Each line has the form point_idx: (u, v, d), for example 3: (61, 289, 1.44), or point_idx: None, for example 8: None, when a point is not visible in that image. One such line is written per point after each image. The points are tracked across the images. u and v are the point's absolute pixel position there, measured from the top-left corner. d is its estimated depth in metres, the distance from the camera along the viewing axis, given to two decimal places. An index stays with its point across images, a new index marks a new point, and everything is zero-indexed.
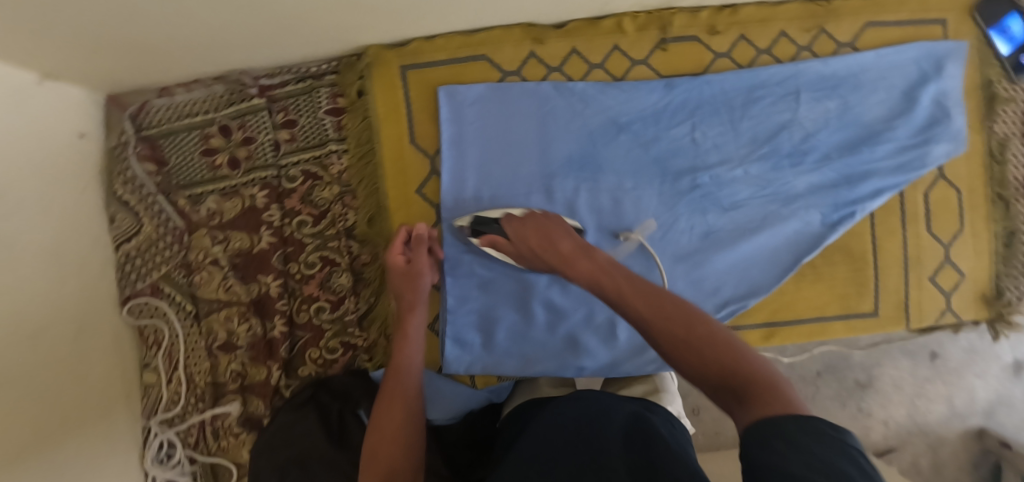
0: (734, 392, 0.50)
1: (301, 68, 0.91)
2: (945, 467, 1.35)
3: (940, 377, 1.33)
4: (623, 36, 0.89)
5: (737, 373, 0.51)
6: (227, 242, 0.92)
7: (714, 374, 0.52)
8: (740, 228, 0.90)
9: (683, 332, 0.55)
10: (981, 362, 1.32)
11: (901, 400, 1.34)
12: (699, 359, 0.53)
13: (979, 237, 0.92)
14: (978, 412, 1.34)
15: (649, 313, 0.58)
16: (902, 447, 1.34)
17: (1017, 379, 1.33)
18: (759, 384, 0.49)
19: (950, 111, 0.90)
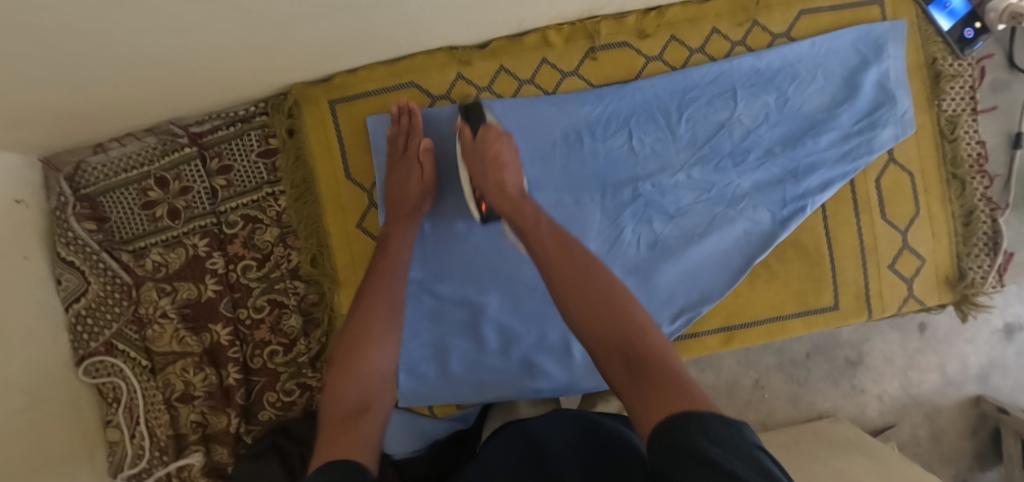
0: (632, 371, 0.57)
1: (230, 113, 0.90)
2: (945, 435, 1.33)
3: (931, 347, 1.31)
4: (550, 49, 0.87)
5: (638, 353, 0.58)
6: (175, 293, 0.92)
7: (615, 350, 0.59)
8: (687, 234, 0.88)
9: (602, 306, 0.62)
10: (969, 328, 1.30)
11: (893, 373, 1.31)
12: (607, 334, 0.60)
13: (936, 218, 0.90)
14: (972, 379, 1.32)
15: (570, 291, 0.64)
16: (899, 421, 1.32)
17: (1008, 342, 1.31)
18: (659, 365, 0.56)
19: (893, 93, 0.88)
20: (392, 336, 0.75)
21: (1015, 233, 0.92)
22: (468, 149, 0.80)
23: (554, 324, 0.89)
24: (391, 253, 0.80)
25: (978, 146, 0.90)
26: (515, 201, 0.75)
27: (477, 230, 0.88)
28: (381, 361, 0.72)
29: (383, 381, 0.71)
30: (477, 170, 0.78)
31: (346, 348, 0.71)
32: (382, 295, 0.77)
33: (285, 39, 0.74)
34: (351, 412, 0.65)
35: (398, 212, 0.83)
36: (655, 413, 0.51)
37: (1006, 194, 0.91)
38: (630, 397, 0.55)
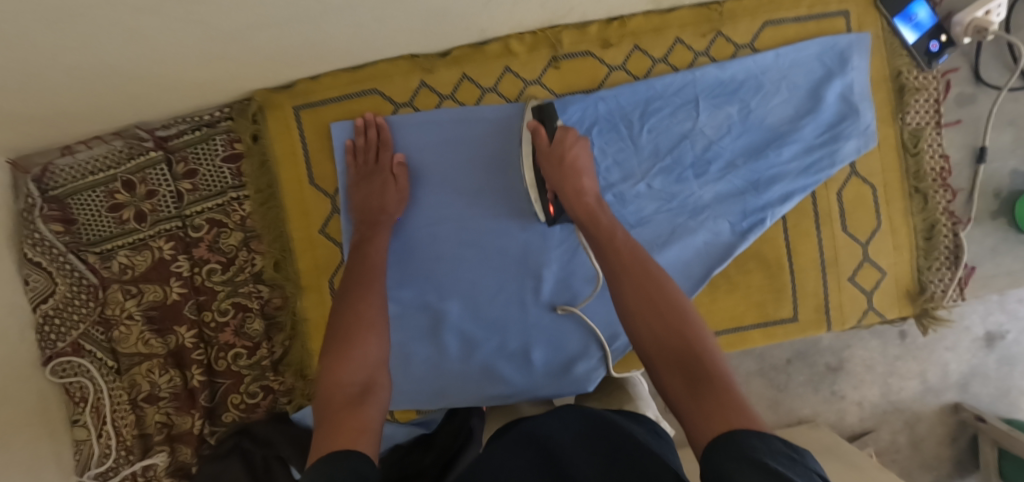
0: (690, 385, 0.59)
1: (195, 118, 0.90)
2: (923, 441, 1.33)
3: (911, 354, 1.31)
4: (514, 57, 0.87)
5: (696, 368, 0.60)
6: (141, 295, 0.93)
7: (676, 366, 0.61)
8: (649, 244, 0.88)
9: (668, 321, 0.64)
10: (950, 336, 1.30)
11: (873, 380, 1.32)
12: (671, 350, 0.62)
13: (898, 231, 0.90)
14: (952, 386, 1.32)
15: (643, 306, 0.66)
16: (878, 427, 1.32)
17: (989, 351, 1.30)
18: (718, 383, 0.58)
19: (857, 106, 0.88)
20: (383, 318, 0.77)
21: (979, 247, 0.92)
22: (545, 154, 0.81)
23: (513, 332, 0.89)
24: (370, 255, 0.82)
25: (942, 160, 0.90)
26: (591, 208, 0.78)
27: (439, 236, 0.88)
28: (377, 346, 0.74)
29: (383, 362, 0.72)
30: (554, 173, 0.80)
31: (343, 334, 0.73)
32: (373, 283, 0.79)
33: (244, 48, 0.74)
34: (354, 396, 0.68)
35: (370, 222, 0.84)
36: (710, 426, 0.54)
37: (968, 208, 0.91)
38: (687, 411, 0.57)
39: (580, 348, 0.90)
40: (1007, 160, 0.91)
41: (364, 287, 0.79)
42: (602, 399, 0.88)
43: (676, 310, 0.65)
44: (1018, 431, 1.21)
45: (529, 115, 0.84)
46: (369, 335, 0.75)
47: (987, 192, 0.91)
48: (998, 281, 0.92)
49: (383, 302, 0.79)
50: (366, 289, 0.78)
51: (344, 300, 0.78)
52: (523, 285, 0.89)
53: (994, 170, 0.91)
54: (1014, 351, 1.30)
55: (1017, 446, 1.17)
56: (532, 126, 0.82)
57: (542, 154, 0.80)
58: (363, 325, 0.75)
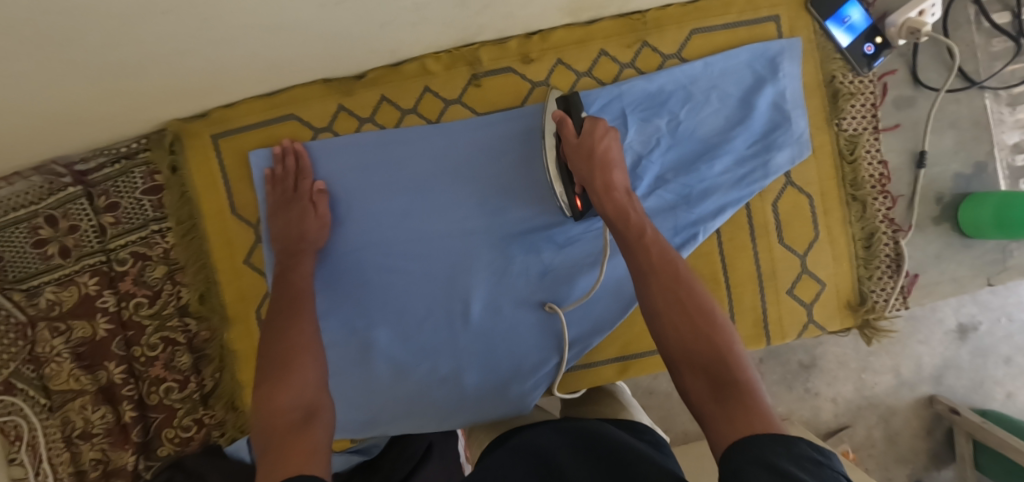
0: (717, 392, 0.53)
1: (113, 150, 0.88)
2: (899, 436, 1.30)
3: (883, 349, 1.28)
4: (432, 77, 0.85)
5: (722, 375, 0.54)
6: (69, 332, 0.91)
7: (703, 369, 0.55)
8: (578, 264, 0.86)
9: (696, 323, 0.58)
10: (922, 330, 1.27)
11: (847, 376, 1.29)
12: (697, 353, 0.56)
13: (836, 242, 0.87)
14: (926, 379, 1.29)
15: (670, 306, 0.59)
16: (853, 422, 1.30)
17: (962, 343, 1.28)
18: (747, 390, 0.52)
19: (790, 114, 0.85)
20: (317, 344, 0.73)
21: (922, 254, 0.89)
22: (574, 147, 0.74)
23: (444, 358, 0.87)
24: (296, 282, 0.79)
25: (880, 166, 0.87)
26: (621, 203, 0.70)
27: (365, 263, 0.86)
28: (314, 368, 0.70)
29: (322, 386, 0.67)
30: (583, 167, 0.72)
31: (277, 363, 0.68)
32: (301, 313, 0.75)
33: (141, 85, 0.71)
34: (298, 421, 0.62)
35: (291, 251, 0.81)
36: (734, 433, 0.48)
37: (909, 215, 0.88)
38: (710, 417, 0.51)
39: (513, 370, 0.87)
40: (950, 163, 0.88)
41: (291, 317, 0.74)
42: (589, 406, 0.83)
43: (704, 311, 0.59)
44: (991, 424, 1.19)
45: (551, 106, 0.79)
46: (306, 358, 0.70)
47: (928, 197, 0.88)
48: (943, 288, 0.90)
49: (315, 328, 0.74)
50: (294, 319, 0.74)
51: (271, 331, 0.73)
52: (451, 309, 0.86)
53: (936, 174, 0.88)
54: (987, 343, 1.28)
55: (990, 439, 1.15)
56: (557, 116, 0.76)
57: (571, 146, 0.73)
58: (296, 351, 0.70)
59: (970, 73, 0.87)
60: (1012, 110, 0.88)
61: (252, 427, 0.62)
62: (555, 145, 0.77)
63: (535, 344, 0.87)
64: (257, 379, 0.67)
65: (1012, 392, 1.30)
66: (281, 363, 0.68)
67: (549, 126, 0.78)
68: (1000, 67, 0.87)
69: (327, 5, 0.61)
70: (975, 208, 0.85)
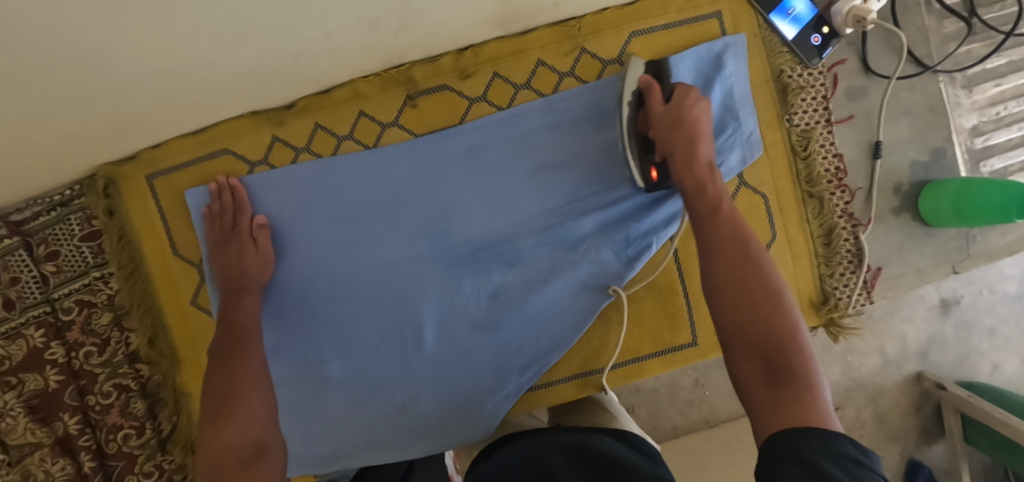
0: (770, 378, 0.52)
1: (46, 198, 0.86)
2: (889, 415, 1.27)
3: (868, 329, 1.25)
4: (366, 100, 0.82)
5: (779, 361, 0.53)
6: (20, 386, 0.87)
7: (759, 352, 0.54)
8: (529, 282, 0.84)
9: (759, 305, 0.57)
10: (905, 307, 1.24)
11: (832, 359, 1.26)
12: (756, 335, 0.55)
13: (794, 241, 0.85)
14: (912, 357, 1.26)
15: (736, 284, 0.58)
16: (843, 405, 1.26)
17: (945, 318, 1.26)
18: (802, 381, 0.51)
19: (739, 113, 0.81)
20: (265, 378, 0.71)
21: (884, 246, 0.87)
22: (659, 117, 0.72)
23: (400, 385, 0.85)
24: (238, 319, 0.76)
25: (835, 159, 0.85)
26: (700, 179, 0.68)
27: (313, 296, 0.84)
28: (264, 403, 0.68)
29: (270, 420, 0.67)
30: (664, 136, 0.71)
31: (222, 400, 0.67)
32: (245, 349, 0.73)
33: (53, 134, 0.68)
34: (247, 459, 0.62)
35: (233, 291, 0.79)
36: (779, 420, 0.49)
37: (868, 208, 0.86)
38: (759, 401, 0.51)
39: (470, 393, 0.85)
40: (907, 151, 0.86)
41: (235, 352, 0.72)
42: (580, 417, 0.80)
43: (770, 294, 0.57)
44: (978, 397, 1.16)
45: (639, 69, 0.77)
46: (253, 393, 0.69)
47: (886, 188, 0.87)
48: (907, 280, 0.88)
49: (262, 362, 0.73)
50: (240, 353, 0.72)
51: (214, 367, 0.70)
52: (403, 336, 0.85)
53: (893, 163, 0.86)
54: (970, 315, 1.26)
55: (977, 412, 1.12)
56: (645, 81, 0.75)
57: (657, 114, 0.72)
58: (241, 387, 0.68)
59: (922, 58, 0.85)
60: (968, 93, 0.86)
61: (200, 462, 0.63)
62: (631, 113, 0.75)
63: (492, 366, 0.85)
64: (203, 415, 0.67)
65: (998, 364, 1.27)
66: (224, 399, 0.67)
67: (629, 86, 0.76)
68: (953, 49, 0.85)
69: (227, 44, 0.60)
70: (934, 196, 0.83)
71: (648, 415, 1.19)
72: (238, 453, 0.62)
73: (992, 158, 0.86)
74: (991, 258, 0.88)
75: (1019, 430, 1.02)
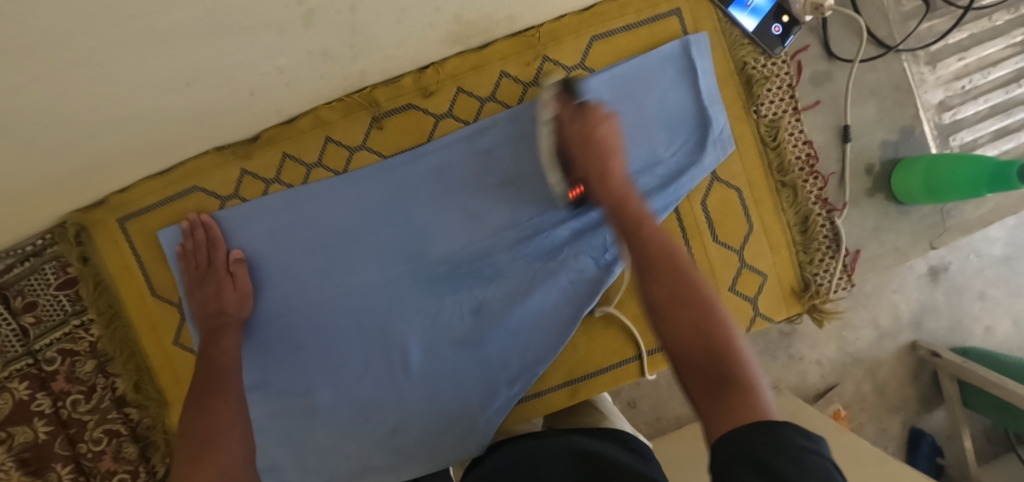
0: (714, 387, 0.48)
1: (19, 249, 0.85)
2: (888, 387, 1.28)
3: (860, 303, 1.25)
4: (332, 126, 0.82)
5: (724, 367, 0.48)
6: (9, 440, 0.86)
7: (703, 360, 0.49)
8: (511, 295, 0.84)
9: (696, 306, 0.51)
10: (895, 278, 1.25)
11: (828, 337, 1.26)
12: (696, 341, 0.50)
13: (771, 231, 0.85)
14: (905, 327, 1.26)
15: (675, 288, 0.53)
16: (841, 381, 1.27)
17: (934, 285, 1.26)
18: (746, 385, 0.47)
19: (709, 111, 0.82)
20: (243, 418, 0.72)
21: (860, 228, 0.88)
22: (574, 131, 0.71)
23: (390, 408, 0.85)
24: (219, 357, 0.76)
25: (805, 146, 0.85)
26: (620, 189, 0.65)
27: (296, 326, 0.84)
28: (242, 444, 0.68)
29: (249, 462, 0.66)
30: (580, 154, 0.69)
31: (196, 443, 0.66)
32: (222, 390, 0.73)
33: (14, 191, 0.68)
34: None
35: (213, 328, 0.79)
36: (727, 425, 0.44)
37: (841, 192, 0.87)
38: (706, 413, 0.46)
39: (460, 409, 0.85)
40: (875, 133, 0.87)
41: (212, 394, 0.72)
42: (572, 418, 0.83)
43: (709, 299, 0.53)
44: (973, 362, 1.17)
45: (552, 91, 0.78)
46: (233, 434, 0.69)
47: (859, 170, 0.87)
48: (885, 260, 0.89)
49: (241, 406, 0.73)
50: (219, 395, 0.72)
51: (190, 409, 0.70)
52: (389, 360, 0.85)
53: (862, 145, 0.87)
54: (959, 281, 1.26)
55: (972, 377, 1.13)
56: (558, 102, 0.75)
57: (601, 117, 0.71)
58: (217, 430, 0.68)
59: (883, 38, 0.85)
60: (933, 69, 0.86)
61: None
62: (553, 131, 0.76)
63: (479, 382, 0.85)
64: (178, 460, 0.66)
65: (991, 326, 1.28)
66: (197, 440, 0.67)
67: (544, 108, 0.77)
68: (914, 26, 0.85)
69: (178, 88, 0.60)
70: (907, 177, 0.84)
71: (651, 406, 1.20)
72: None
73: (962, 130, 0.87)
74: (968, 231, 0.88)
75: (1014, 392, 1.03)
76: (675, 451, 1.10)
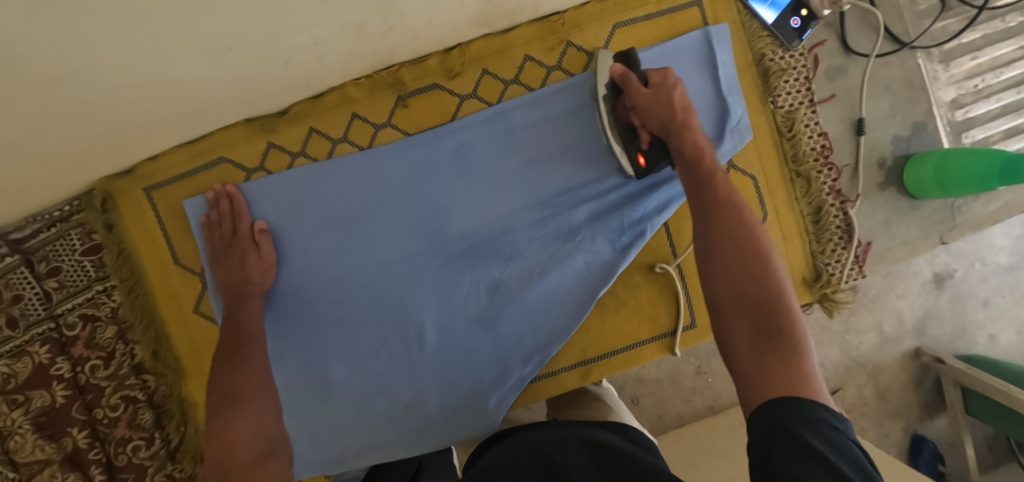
0: (759, 340, 0.54)
1: (46, 215, 0.86)
2: (890, 391, 1.29)
3: (864, 307, 1.27)
4: (357, 103, 0.83)
5: (769, 324, 0.55)
6: (27, 403, 0.87)
7: (750, 314, 0.56)
8: (528, 274, 0.86)
9: (750, 265, 0.59)
10: (899, 283, 1.26)
11: (832, 339, 1.28)
12: (746, 296, 0.57)
13: (783, 221, 0.87)
14: (909, 332, 1.28)
15: (729, 248, 0.61)
16: (844, 384, 1.28)
17: (939, 292, 1.27)
18: (789, 340, 0.54)
19: (728, 100, 0.84)
20: (269, 378, 0.73)
21: (871, 221, 0.89)
22: (648, 98, 0.75)
23: (404, 384, 0.87)
24: (243, 322, 0.78)
25: (820, 138, 0.87)
26: (696, 143, 0.70)
27: (315, 299, 0.85)
28: (273, 402, 0.71)
29: (279, 420, 0.68)
30: (655, 114, 0.74)
31: (227, 401, 0.68)
32: (249, 350, 0.74)
33: (50, 151, 0.69)
34: (255, 456, 0.63)
35: (236, 297, 0.80)
36: (771, 390, 0.50)
37: (854, 184, 0.88)
38: (746, 367, 0.53)
39: (473, 388, 0.86)
40: (888, 128, 0.89)
41: (234, 358, 0.73)
42: (579, 410, 0.82)
43: (760, 254, 0.60)
44: (976, 368, 1.18)
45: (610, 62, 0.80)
46: (261, 393, 0.71)
47: (872, 163, 0.89)
48: (895, 253, 0.90)
49: (267, 365, 0.75)
50: (243, 359, 0.73)
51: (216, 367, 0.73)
52: (405, 335, 0.86)
53: (876, 139, 0.89)
54: (964, 288, 1.28)
55: (975, 383, 1.14)
56: (619, 72, 0.77)
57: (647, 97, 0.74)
58: (245, 388, 0.70)
59: (899, 35, 0.87)
60: (946, 67, 0.88)
61: (210, 459, 0.64)
62: (610, 105, 0.80)
63: (494, 360, 0.86)
64: (211, 413, 0.68)
65: (994, 334, 1.30)
66: (227, 399, 0.68)
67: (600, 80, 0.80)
68: (929, 25, 0.87)
69: (217, 53, 0.61)
70: (916, 169, 0.86)
71: (653, 404, 1.21)
72: (249, 446, 0.64)
73: (973, 129, 0.89)
74: (976, 228, 0.90)
75: (1017, 398, 1.04)
76: (678, 448, 1.10)
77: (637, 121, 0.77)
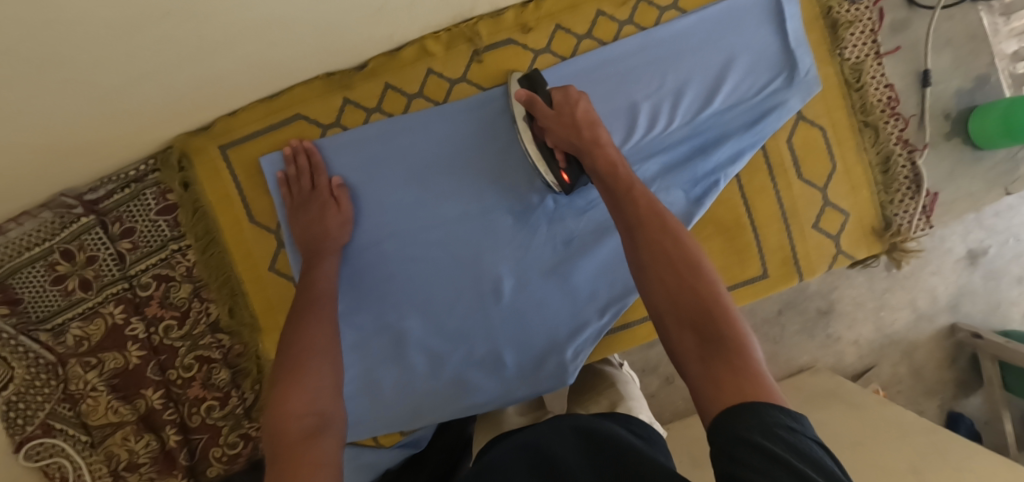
0: (704, 347, 0.49)
1: (121, 175, 0.86)
2: (925, 369, 1.29)
3: (898, 284, 1.24)
4: (433, 58, 0.84)
5: (713, 330, 0.50)
6: (101, 365, 0.87)
7: (691, 322, 0.51)
8: (601, 227, 0.87)
9: (681, 274, 0.54)
10: (933, 261, 1.22)
11: (866, 317, 1.25)
12: (683, 305, 0.52)
13: (853, 171, 0.88)
14: (944, 309, 1.27)
15: (658, 262, 0.56)
16: (878, 362, 1.28)
17: (973, 269, 1.24)
18: (733, 344, 0.49)
19: (796, 54, 0.85)
20: (333, 345, 0.69)
21: (937, 172, 0.91)
22: (553, 118, 0.75)
23: (480, 338, 0.87)
24: (317, 282, 0.77)
25: (887, 89, 0.88)
26: (613, 159, 0.70)
27: (391, 254, 0.86)
28: (331, 372, 0.65)
29: (336, 395, 0.63)
30: (564, 133, 0.74)
31: (284, 372, 0.63)
32: (318, 314, 0.71)
33: (144, 101, 0.70)
34: (307, 432, 0.57)
35: (315, 251, 0.81)
36: (721, 400, 0.45)
37: (921, 133, 0.90)
38: (696, 378, 0.48)
39: (548, 341, 0.87)
40: (952, 80, 0.90)
41: (296, 325, 0.69)
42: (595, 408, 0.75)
43: (691, 263, 0.55)
44: (1015, 341, 1.18)
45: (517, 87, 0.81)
46: (320, 360, 0.66)
47: (937, 115, 0.90)
48: (959, 205, 0.92)
49: (332, 331, 0.70)
50: (303, 326, 0.69)
51: (287, 329, 0.69)
52: (481, 290, 0.86)
53: (940, 91, 0.90)
54: (997, 265, 1.25)
55: (1015, 357, 1.14)
56: (524, 96, 0.78)
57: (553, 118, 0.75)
58: (305, 353, 0.65)
59: None
60: (1006, 19, 0.90)
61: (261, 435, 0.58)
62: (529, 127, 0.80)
63: (568, 312, 0.87)
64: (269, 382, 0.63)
65: None
66: (285, 369, 0.63)
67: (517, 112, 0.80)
68: None
69: None
70: (982, 122, 0.87)
71: None
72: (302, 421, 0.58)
73: None
74: None
75: None
76: None
77: (552, 142, 0.76)
